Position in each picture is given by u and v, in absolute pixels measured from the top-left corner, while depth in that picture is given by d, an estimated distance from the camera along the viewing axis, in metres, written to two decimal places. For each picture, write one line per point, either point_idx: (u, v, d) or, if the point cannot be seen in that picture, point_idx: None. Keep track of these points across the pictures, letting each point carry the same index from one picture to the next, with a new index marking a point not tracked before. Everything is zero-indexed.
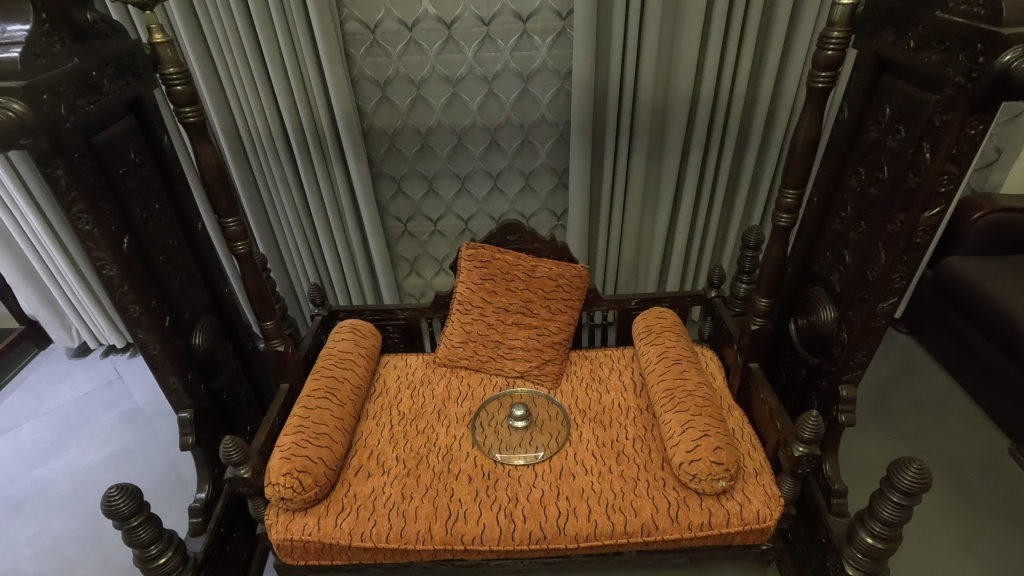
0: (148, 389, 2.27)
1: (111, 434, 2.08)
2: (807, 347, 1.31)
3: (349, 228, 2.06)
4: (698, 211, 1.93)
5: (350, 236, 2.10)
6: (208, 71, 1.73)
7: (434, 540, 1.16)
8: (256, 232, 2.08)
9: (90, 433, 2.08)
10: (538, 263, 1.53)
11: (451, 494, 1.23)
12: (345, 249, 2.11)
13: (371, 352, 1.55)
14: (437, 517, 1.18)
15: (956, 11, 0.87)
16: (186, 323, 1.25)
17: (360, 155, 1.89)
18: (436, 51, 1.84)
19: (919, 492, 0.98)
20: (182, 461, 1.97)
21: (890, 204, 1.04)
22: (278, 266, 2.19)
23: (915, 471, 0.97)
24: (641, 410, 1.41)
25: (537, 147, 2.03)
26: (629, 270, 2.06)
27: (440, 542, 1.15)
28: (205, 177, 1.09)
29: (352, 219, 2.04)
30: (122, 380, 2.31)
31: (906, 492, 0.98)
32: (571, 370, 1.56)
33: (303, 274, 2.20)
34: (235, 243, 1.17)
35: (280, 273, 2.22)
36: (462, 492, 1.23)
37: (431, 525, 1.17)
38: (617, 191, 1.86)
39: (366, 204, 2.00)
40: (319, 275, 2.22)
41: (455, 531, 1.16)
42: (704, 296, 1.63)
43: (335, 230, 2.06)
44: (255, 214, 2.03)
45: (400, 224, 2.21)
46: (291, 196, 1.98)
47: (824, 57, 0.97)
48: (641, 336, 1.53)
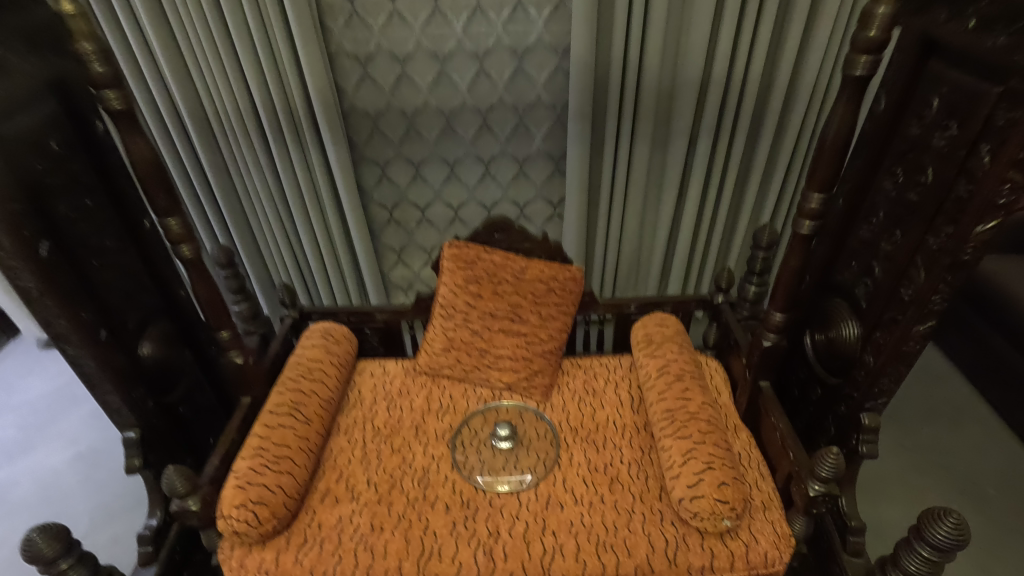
0: None
1: (80, 432, 1.97)
2: (825, 365, 1.17)
3: (329, 216, 1.90)
4: (705, 203, 1.77)
5: (331, 225, 1.94)
6: (167, 43, 1.55)
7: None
8: (231, 223, 1.92)
9: (58, 432, 1.97)
10: (528, 265, 1.39)
11: (425, 527, 1.11)
12: (326, 240, 1.96)
13: (344, 359, 1.42)
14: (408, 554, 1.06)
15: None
16: (130, 334, 1.11)
17: (339, 138, 1.73)
18: (421, 24, 1.67)
19: (954, 550, 0.85)
20: None
21: (934, 213, 0.89)
22: (256, 261, 2.04)
23: (952, 526, 0.84)
24: (639, 429, 1.28)
25: (532, 131, 1.87)
26: (630, 267, 1.91)
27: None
28: (140, 172, 0.95)
29: (332, 208, 1.88)
30: None
31: (938, 548, 0.86)
32: (562, 381, 1.43)
33: (283, 268, 2.05)
34: (180, 247, 1.02)
35: (258, 269, 2.06)
36: (437, 524, 1.11)
37: (401, 564, 1.05)
38: (618, 182, 1.71)
39: (347, 192, 1.85)
40: (300, 269, 2.07)
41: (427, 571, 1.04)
42: (709, 300, 1.49)
43: (314, 221, 1.90)
44: (228, 204, 1.86)
45: (385, 212, 2.05)
46: (265, 183, 1.82)
47: (865, 39, 0.81)
48: (640, 346, 1.39)
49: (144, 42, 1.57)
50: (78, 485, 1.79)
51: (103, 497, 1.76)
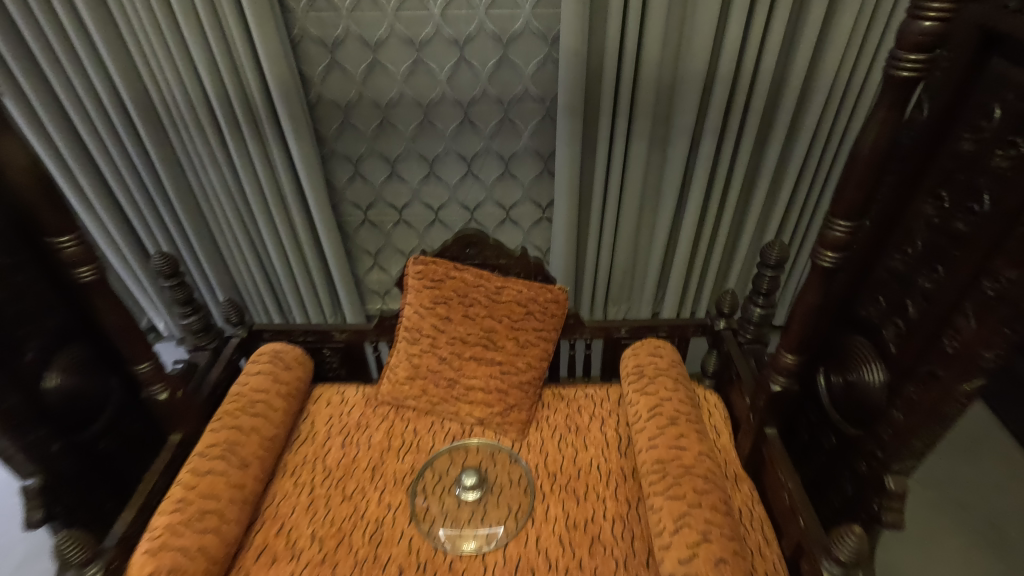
0: None
1: None
2: (842, 413, 1.01)
3: (296, 220, 1.66)
4: (707, 211, 1.59)
5: (298, 230, 1.70)
6: (101, 17, 1.32)
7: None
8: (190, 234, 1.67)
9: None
10: (504, 284, 1.22)
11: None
12: (297, 252, 1.73)
13: (295, 387, 1.25)
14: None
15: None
16: (29, 367, 0.95)
17: (304, 136, 1.52)
18: (394, 6, 1.48)
19: None
20: None
21: (990, 249, 0.72)
22: (222, 275, 1.80)
23: None
24: (625, 478, 1.13)
25: (518, 127, 1.68)
26: (622, 279, 1.74)
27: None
28: (18, 181, 0.78)
29: (301, 215, 1.66)
30: None
31: None
32: (541, 416, 1.27)
33: (249, 283, 1.81)
34: (78, 269, 0.86)
35: (225, 285, 1.83)
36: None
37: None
38: (611, 187, 1.53)
39: (316, 196, 1.63)
40: (270, 284, 1.84)
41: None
42: (710, 325, 1.32)
43: (282, 230, 1.67)
44: (186, 212, 1.63)
45: (359, 212, 1.84)
46: (225, 187, 1.59)
47: (916, 31, 0.63)
48: (629, 378, 1.23)
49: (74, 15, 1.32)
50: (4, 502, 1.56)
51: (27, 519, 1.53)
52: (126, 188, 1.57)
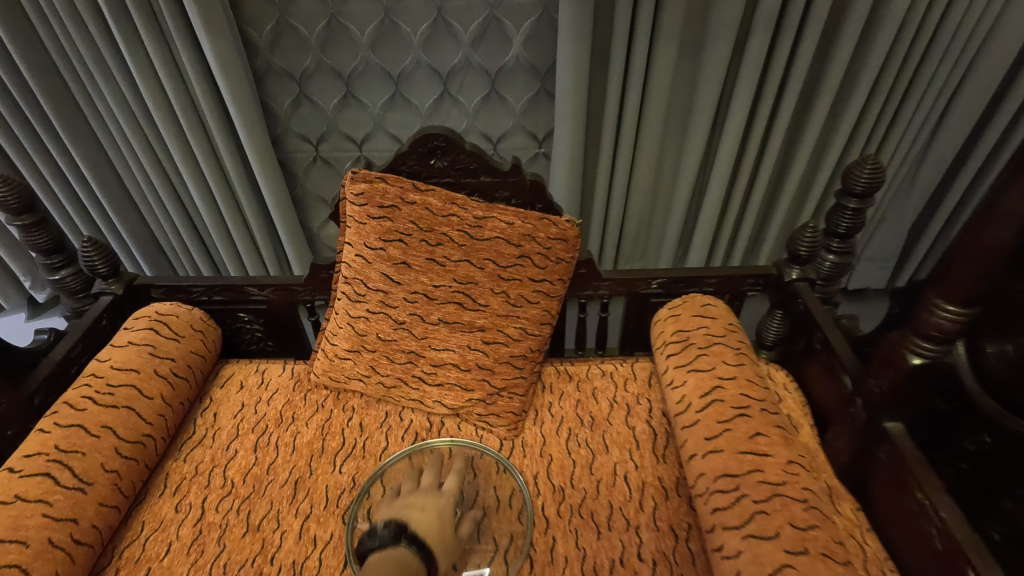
0: None
1: None
2: (1001, 399, 0.63)
3: (226, 164, 1.13)
4: (749, 139, 1.18)
5: (231, 182, 1.17)
6: None
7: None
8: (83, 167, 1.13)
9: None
10: (486, 213, 0.84)
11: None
12: (228, 201, 1.19)
13: (188, 365, 0.87)
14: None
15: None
16: None
17: (216, 22, 0.95)
18: None
19: None
20: None
21: None
22: (137, 228, 1.26)
23: None
24: (667, 494, 0.77)
25: (510, 28, 1.11)
26: (637, 228, 1.35)
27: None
28: None
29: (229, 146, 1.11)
30: None
31: None
32: (543, 404, 0.90)
33: (172, 240, 1.28)
34: None
35: (144, 242, 1.29)
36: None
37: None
38: (629, 98, 1.12)
39: (252, 132, 1.09)
40: (203, 242, 1.31)
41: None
42: (773, 277, 0.96)
43: (205, 167, 1.13)
44: (67, 132, 1.09)
45: (309, 148, 1.25)
46: (118, 97, 1.05)
47: None
48: (669, 350, 0.86)
49: None
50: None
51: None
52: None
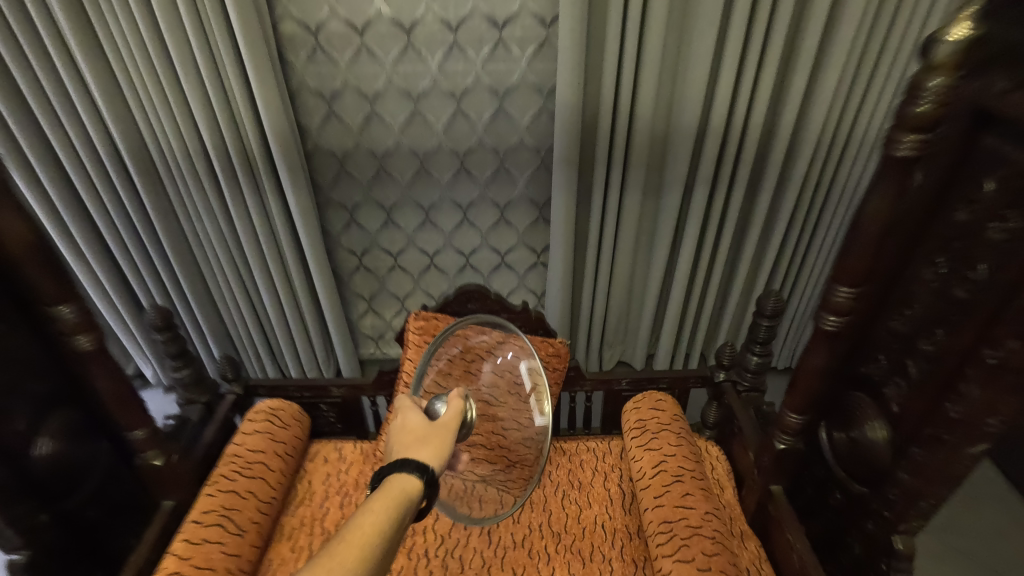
0: None
1: None
2: (848, 471, 1.00)
3: (292, 277, 1.56)
4: (700, 259, 1.60)
5: (296, 290, 1.60)
6: (99, 65, 1.23)
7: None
8: (184, 282, 1.56)
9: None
10: (505, 338, 1.22)
11: (383, 507, 0.77)
12: (291, 302, 1.60)
13: (291, 446, 1.22)
14: (369, 533, 0.73)
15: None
16: (15, 435, 0.89)
17: (299, 181, 1.41)
18: (392, 58, 1.36)
19: None
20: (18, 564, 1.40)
21: (992, 318, 0.73)
22: (215, 323, 1.67)
23: None
24: (631, 536, 1.11)
25: (514, 175, 1.53)
26: (617, 323, 1.73)
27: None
28: (18, 256, 0.76)
29: (294, 257, 1.53)
30: None
31: None
32: (543, 472, 1.26)
33: (242, 333, 1.68)
34: (74, 338, 0.83)
35: (218, 334, 1.69)
36: (391, 507, 0.77)
37: (348, 552, 0.70)
38: (607, 235, 1.52)
39: (315, 254, 1.52)
40: (264, 335, 1.71)
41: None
42: (709, 376, 1.33)
43: (277, 279, 1.55)
44: (176, 254, 1.51)
45: (354, 258, 1.67)
46: (221, 238, 1.48)
47: (911, 116, 0.66)
48: (632, 433, 1.22)
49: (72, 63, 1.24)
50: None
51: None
52: (111, 224, 1.45)
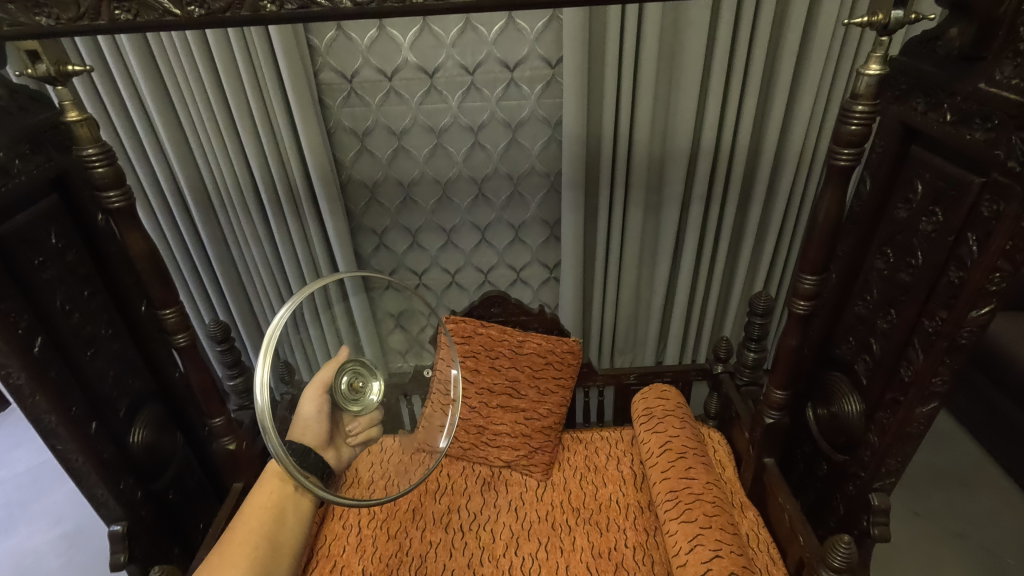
0: (49, 462, 1.87)
1: (41, 526, 1.67)
2: (829, 440, 1.14)
3: None
4: (699, 268, 1.75)
5: None
6: (169, 116, 1.43)
7: (253, 538, 0.94)
8: (232, 304, 1.74)
9: (24, 449, 1.92)
10: (525, 338, 1.39)
11: (265, 489, 1.02)
12: None
13: None
14: (257, 514, 0.97)
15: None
16: (120, 423, 1.07)
17: (337, 210, 1.57)
18: (418, 99, 1.55)
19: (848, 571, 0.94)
20: (99, 559, 1.57)
21: (927, 295, 0.89)
22: (257, 340, 1.84)
23: (842, 552, 0.93)
24: (643, 509, 1.26)
25: (526, 199, 1.72)
26: (626, 330, 1.88)
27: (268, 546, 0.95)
28: (136, 266, 0.94)
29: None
30: (24, 443, 1.95)
31: (837, 569, 0.94)
32: (562, 458, 1.41)
33: None
34: (174, 336, 1.01)
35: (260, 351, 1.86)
36: (278, 489, 1.02)
37: (235, 548, 0.92)
38: (613, 248, 1.69)
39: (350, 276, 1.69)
40: None
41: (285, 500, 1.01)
42: (708, 369, 1.48)
43: None
44: (226, 278, 1.69)
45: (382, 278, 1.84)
46: (266, 262, 1.66)
47: (847, 133, 0.83)
48: (641, 420, 1.37)
49: (145, 115, 1.44)
50: (59, 499, 1.75)
51: (68, 526, 1.67)
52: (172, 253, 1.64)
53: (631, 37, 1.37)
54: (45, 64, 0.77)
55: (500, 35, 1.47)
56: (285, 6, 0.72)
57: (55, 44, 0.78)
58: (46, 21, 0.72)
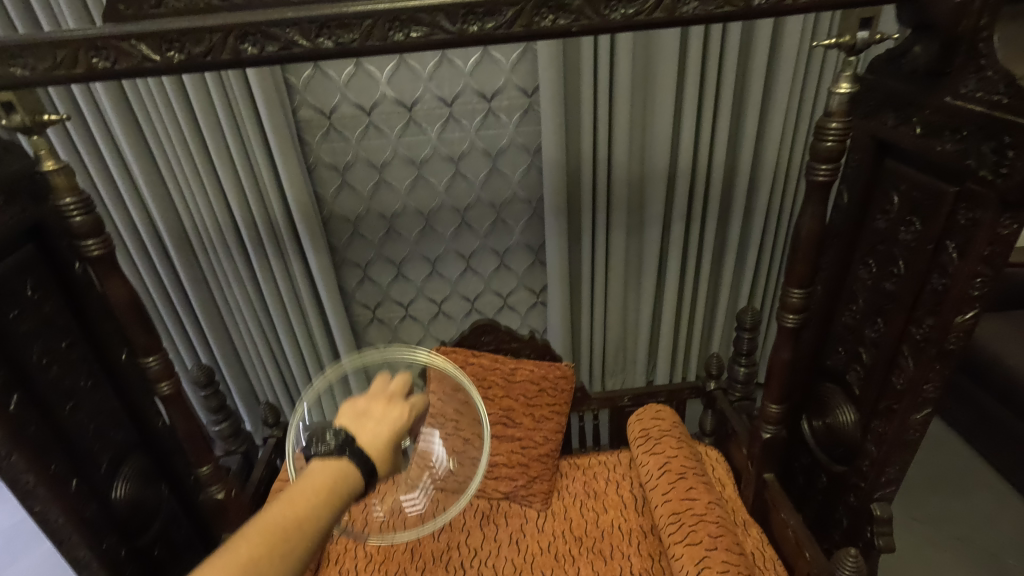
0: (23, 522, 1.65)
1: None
2: (827, 452, 1.15)
3: (314, 331, 1.70)
4: (684, 286, 1.77)
5: (317, 344, 1.74)
6: (145, 161, 1.41)
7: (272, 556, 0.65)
8: (214, 347, 1.70)
9: None
10: (517, 365, 1.37)
11: (310, 485, 0.72)
12: (312, 355, 1.74)
13: None
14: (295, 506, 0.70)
15: (990, 98, 0.73)
16: (101, 478, 1.02)
17: (320, 245, 1.56)
18: (397, 132, 1.55)
19: None
20: None
21: (912, 302, 0.90)
22: (241, 381, 1.80)
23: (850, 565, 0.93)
24: (646, 534, 1.24)
25: (510, 225, 1.72)
26: (616, 351, 1.88)
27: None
28: (117, 314, 0.92)
29: (316, 316, 1.68)
30: None
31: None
32: (561, 485, 1.39)
33: (269, 389, 1.82)
34: (158, 384, 0.98)
35: (244, 392, 1.82)
36: (330, 488, 0.73)
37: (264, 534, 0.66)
38: (599, 270, 1.69)
39: (335, 311, 1.67)
40: (287, 391, 1.84)
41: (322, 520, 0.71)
42: (702, 387, 1.48)
43: (300, 336, 1.69)
44: (209, 321, 1.65)
45: (368, 311, 1.82)
46: (248, 302, 1.63)
47: (823, 149, 0.85)
48: (638, 442, 1.36)
49: (121, 160, 1.42)
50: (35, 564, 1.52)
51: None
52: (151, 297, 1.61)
53: (605, 65, 1.40)
54: (20, 114, 0.76)
55: (476, 66, 1.49)
56: (266, 48, 0.72)
57: (30, 93, 0.76)
58: (22, 71, 0.71)
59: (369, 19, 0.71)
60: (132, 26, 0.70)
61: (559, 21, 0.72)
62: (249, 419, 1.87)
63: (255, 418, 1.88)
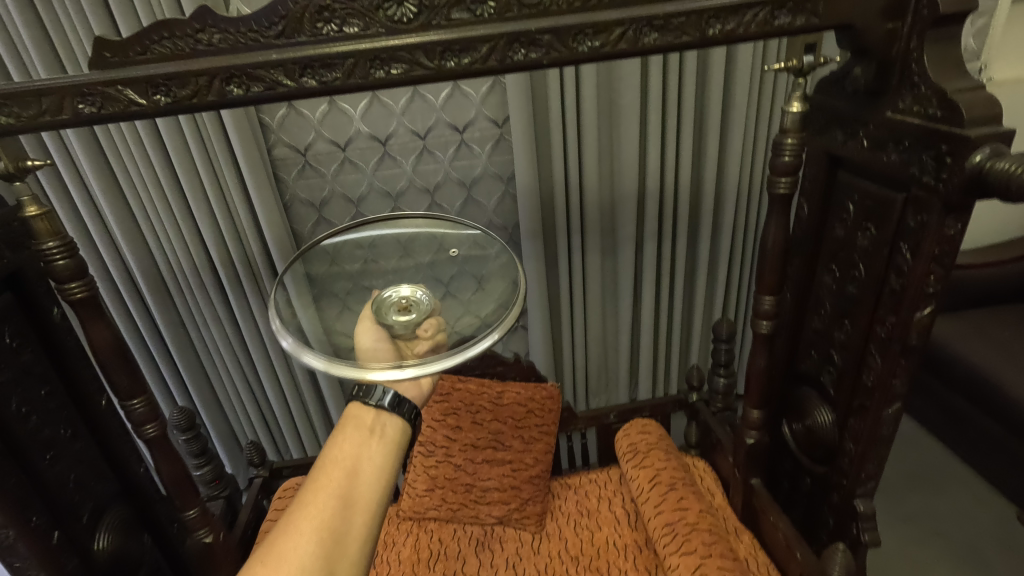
0: None
1: None
2: (808, 454, 1.19)
3: (295, 368, 1.68)
4: (660, 303, 1.82)
5: (298, 380, 1.72)
6: (117, 203, 1.41)
7: (325, 522, 0.71)
8: (191, 390, 1.67)
9: None
10: (504, 388, 1.38)
11: (354, 424, 0.79)
12: (292, 393, 1.72)
13: None
14: (343, 439, 0.78)
15: (925, 112, 0.80)
16: (82, 530, 0.99)
17: None
18: (372, 166, 1.59)
19: None
20: None
21: (875, 303, 0.96)
22: (220, 424, 1.76)
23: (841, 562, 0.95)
24: (641, 548, 1.25)
25: None
26: (598, 371, 1.91)
27: (356, 535, 0.72)
28: (100, 358, 0.91)
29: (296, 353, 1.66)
30: None
31: None
32: (554, 507, 1.40)
33: (250, 430, 1.79)
34: (143, 428, 0.97)
35: (224, 435, 1.79)
36: (355, 435, 0.78)
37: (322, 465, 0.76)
38: (577, 291, 1.73)
39: None
40: (268, 431, 1.81)
41: (349, 456, 0.76)
42: (685, 399, 1.51)
43: (280, 373, 1.67)
44: (185, 363, 1.62)
45: None
46: (225, 341, 1.61)
47: (782, 164, 0.91)
48: (628, 457, 1.38)
49: (93, 204, 1.41)
50: None
51: None
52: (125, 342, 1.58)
53: (572, 93, 1.46)
54: (4, 161, 0.76)
55: (447, 100, 1.54)
56: (251, 89, 0.75)
57: (13, 140, 0.77)
58: (5, 119, 0.72)
59: (351, 59, 0.75)
60: (117, 73, 0.72)
61: (530, 55, 0.77)
62: (230, 463, 1.83)
63: (237, 462, 1.84)
